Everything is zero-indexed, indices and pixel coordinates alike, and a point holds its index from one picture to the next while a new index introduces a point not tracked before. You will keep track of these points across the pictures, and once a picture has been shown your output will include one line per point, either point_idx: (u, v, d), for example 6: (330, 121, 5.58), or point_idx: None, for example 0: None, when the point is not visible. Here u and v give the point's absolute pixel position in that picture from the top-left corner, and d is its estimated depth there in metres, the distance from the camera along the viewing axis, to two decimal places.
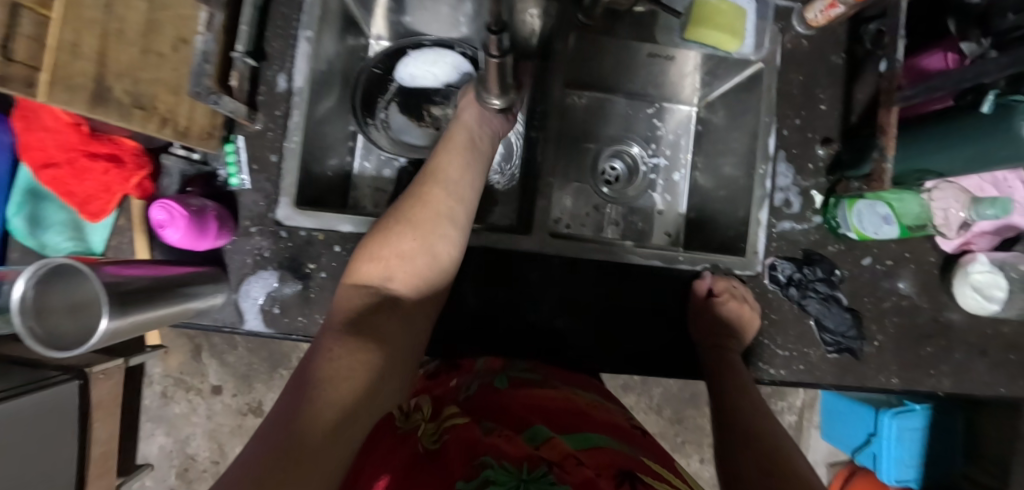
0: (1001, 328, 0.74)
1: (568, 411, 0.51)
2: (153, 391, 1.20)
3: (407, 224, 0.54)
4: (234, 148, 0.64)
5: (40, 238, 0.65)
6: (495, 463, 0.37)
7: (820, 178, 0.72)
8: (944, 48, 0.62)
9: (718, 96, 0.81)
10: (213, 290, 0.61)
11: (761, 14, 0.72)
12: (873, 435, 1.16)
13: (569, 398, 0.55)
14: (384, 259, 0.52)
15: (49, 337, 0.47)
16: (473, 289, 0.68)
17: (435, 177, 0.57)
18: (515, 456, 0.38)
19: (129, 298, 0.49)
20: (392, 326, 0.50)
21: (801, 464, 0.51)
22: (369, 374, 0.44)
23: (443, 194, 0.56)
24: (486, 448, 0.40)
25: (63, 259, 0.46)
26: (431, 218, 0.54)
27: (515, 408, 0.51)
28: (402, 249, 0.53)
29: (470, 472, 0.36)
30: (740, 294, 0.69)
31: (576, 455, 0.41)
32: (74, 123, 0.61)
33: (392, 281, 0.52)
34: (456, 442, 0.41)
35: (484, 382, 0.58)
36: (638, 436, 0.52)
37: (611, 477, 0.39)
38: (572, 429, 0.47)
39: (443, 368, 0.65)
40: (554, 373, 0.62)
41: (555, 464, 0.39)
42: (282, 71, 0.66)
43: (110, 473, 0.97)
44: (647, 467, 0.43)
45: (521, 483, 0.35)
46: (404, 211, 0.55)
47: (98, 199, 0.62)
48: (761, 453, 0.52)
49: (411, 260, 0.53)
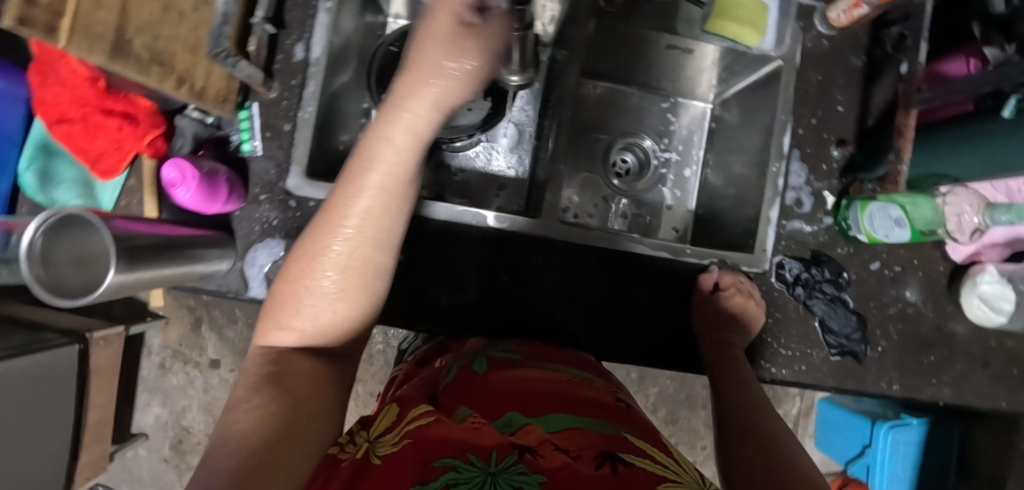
0: (1004, 342, 0.74)
1: (545, 392, 0.52)
2: (151, 362, 1.19)
3: (324, 279, 0.41)
4: (248, 115, 0.64)
5: (50, 194, 0.65)
6: (460, 463, 0.37)
7: (832, 180, 0.72)
8: (967, 54, 0.62)
9: (734, 94, 0.80)
10: (219, 255, 0.61)
11: (783, 11, 0.71)
12: (868, 447, 1.12)
13: (548, 376, 0.56)
14: (300, 319, 0.42)
15: (55, 287, 0.48)
16: (467, 273, 0.68)
17: (355, 221, 0.40)
18: (482, 448, 0.39)
19: (138, 253, 0.50)
20: (312, 383, 0.40)
21: (799, 456, 0.49)
22: (302, 428, 0.36)
23: (374, 230, 0.41)
24: (453, 445, 0.39)
25: (72, 209, 0.47)
26: (359, 257, 0.41)
27: (490, 393, 0.52)
28: (322, 303, 0.41)
29: (431, 474, 0.36)
30: (747, 289, 0.69)
31: (551, 438, 0.43)
32: (91, 77, 0.61)
33: (316, 335, 0.43)
34: (420, 439, 0.41)
35: (463, 365, 0.59)
36: (621, 411, 0.52)
37: (590, 458, 0.40)
38: (547, 411, 0.48)
39: (431, 352, 0.68)
40: (539, 353, 0.62)
41: (528, 451, 0.40)
42: (300, 40, 0.66)
43: (106, 439, 0.98)
44: (627, 444, 0.44)
45: (488, 477, 0.36)
46: (317, 262, 0.41)
47: (111, 157, 0.63)
48: (759, 445, 0.52)
49: (336, 309, 0.42)
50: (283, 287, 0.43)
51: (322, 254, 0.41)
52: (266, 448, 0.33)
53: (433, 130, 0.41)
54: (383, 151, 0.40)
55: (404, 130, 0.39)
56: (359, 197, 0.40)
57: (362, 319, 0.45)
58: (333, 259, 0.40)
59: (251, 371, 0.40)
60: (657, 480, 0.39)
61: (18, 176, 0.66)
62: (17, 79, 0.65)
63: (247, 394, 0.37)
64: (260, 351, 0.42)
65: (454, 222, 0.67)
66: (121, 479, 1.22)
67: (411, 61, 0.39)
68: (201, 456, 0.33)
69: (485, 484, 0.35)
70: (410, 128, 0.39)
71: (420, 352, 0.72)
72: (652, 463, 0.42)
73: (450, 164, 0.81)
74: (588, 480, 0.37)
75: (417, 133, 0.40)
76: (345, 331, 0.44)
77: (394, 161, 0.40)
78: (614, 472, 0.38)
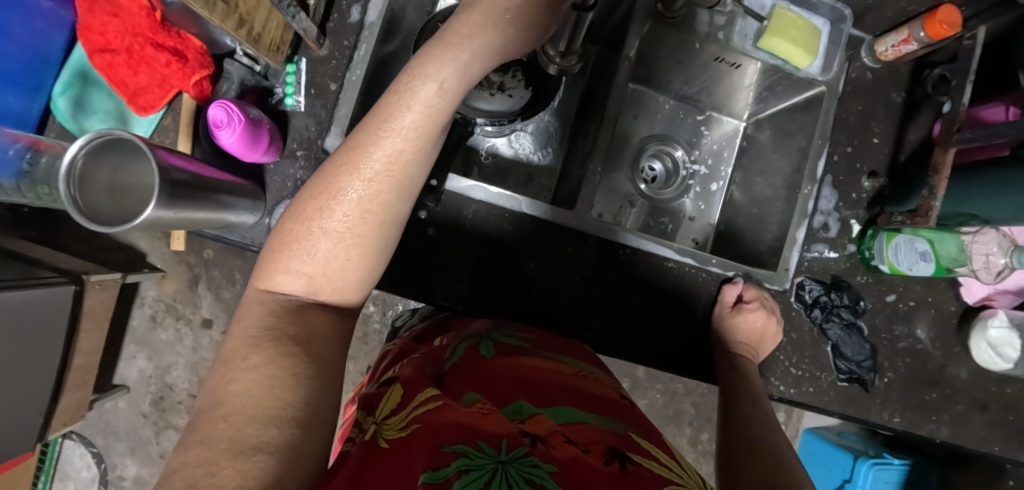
0: (1005, 388, 0.75)
1: (552, 381, 0.48)
2: (142, 314, 1.07)
3: (339, 221, 0.36)
4: (295, 69, 0.64)
5: (81, 123, 0.65)
6: (471, 449, 0.32)
7: (860, 209, 0.74)
8: (1007, 102, 0.63)
9: (769, 115, 0.80)
10: (250, 207, 0.61)
11: (833, 39, 0.73)
12: (847, 482, 1.08)
13: (555, 367, 0.52)
14: (308, 264, 0.36)
15: (91, 212, 0.48)
16: (484, 261, 0.68)
17: (383, 161, 0.36)
18: (491, 434, 0.34)
19: (177, 190, 0.49)
20: (320, 340, 0.35)
21: (798, 477, 0.47)
22: (314, 396, 0.32)
23: (399, 172, 0.37)
24: (461, 430, 0.34)
25: (122, 133, 0.45)
26: (373, 200, 0.36)
27: (496, 378, 0.47)
28: (335, 247, 0.36)
29: (443, 459, 0.31)
30: (769, 305, 0.70)
31: (561, 430, 0.39)
32: (149, 7, 0.59)
33: (323, 285, 0.37)
34: (428, 423, 0.36)
35: (469, 347, 0.55)
36: (624, 407, 0.48)
37: (600, 453, 0.36)
38: (557, 402, 0.44)
39: (430, 329, 0.64)
40: (545, 342, 0.59)
41: (539, 441, 0.36)
42: (357, 3, 0.66)
43: (88, 386, 0.92)
44: (632, 442, 0.40)
45: (499, 465, 0.31)
46: (335, 202, 0.36)
47: (151, 92, 0.62)
48: (763, 467, 0.50)
49: (347, 255, 0.36)
50: (290, 226, 0.37)
51: (340, 193, 0.36)
52: (267, 409, 0.29)
53: (469, 78, 0.41)
54: (417, 89, 0.38)
55: (441, 70, 0.38)
56: (388, 135, 0.37)
57: (373, 275, 0.39)
58: (350, 201, 0.36)
59: (248, 319, 0.34)
60: (664, 482, 0.36)
61: (52, 101, 0.65)
62: (65, 2, 0.63)
63: (244, 351, 0.31)
64: (257, 295, 0.36)
65: (489, 205, 0.68)
66: (96, 430, 1.08)
67: (452, 20, 0.41)
68: (194, 419, 0.29)
69: (497, 473, 0.30)
70: (452, 67, 0.39)
71: (416, 328, 0.68)
72: (658, 465, 0.38)
73: (481, 147, 0.80)
74: (601, 475, 0.33)
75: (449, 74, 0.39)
76: (356, 284, 0.38)
77: (430, 100, 0.38)
78: (623, 469, 0.35)
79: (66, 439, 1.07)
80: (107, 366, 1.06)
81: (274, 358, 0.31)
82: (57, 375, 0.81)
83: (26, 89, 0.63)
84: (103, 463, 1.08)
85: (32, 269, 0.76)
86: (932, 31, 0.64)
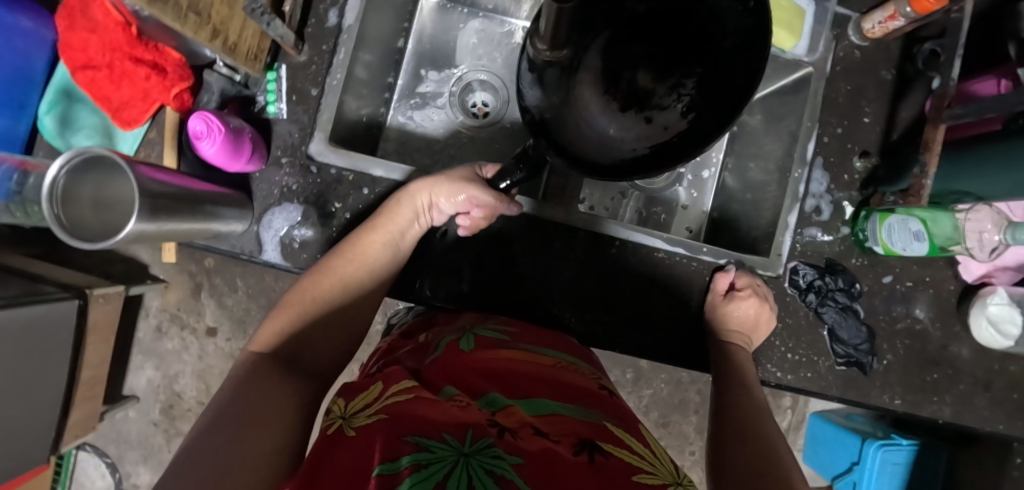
0: (1008, 366, 0.73)
1: (526, 373, 0.48)
2: (147, 324, 1.08)
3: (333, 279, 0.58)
4: (276, 76, 0.65)
5: (67, 140, 0.67)
6: (431, 442, 0.32)
7: (852, 190, 0.73)
8: (999, 75, 0.62)
9: (759, 99, 0.79)
10: (237, 215, 0.61)
11: (819, 19, 0.72)
12: (855, 464, 1.06)
13: (536, 360, 0.52)
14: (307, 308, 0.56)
15: (72, 227, 0.48)
16: (469, 262, 0.68)
17: (362, 250, 0.60)
18: (456, 426, 0.34)
19: (159, 203, 0.49)
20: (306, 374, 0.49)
21: (790, 472, 0.46)
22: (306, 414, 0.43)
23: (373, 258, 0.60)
24: (427, 423, 0.34)
25: (99, 151, 0.45)
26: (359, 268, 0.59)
27: (472, 372, 0.48)
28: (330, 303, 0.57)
29: (403, 451, 0.31)
30: (762, 292, 0.69)
31: (533, 422, 0.39)
32: (124, 22, 0.60)
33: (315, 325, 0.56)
34: (396, 415, 0.36)
35: (448, 342, 0.55)
36: (603, 398, 0.48)
37: (570, 444, 0.36)
38: (531, 394, 0.44)
39: (417, 324, 0.65)
40: (527, 335, 0.58)
41: (507, 431, 0.35)
42: (334, 6, 0.67)
43: (97, 398, 0.93)
44: (605, 431, 0.40)
45: (461, 457, 0.30)
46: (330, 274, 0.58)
47: (134, 106, 0.64)
48: (754, 463, 0.48)
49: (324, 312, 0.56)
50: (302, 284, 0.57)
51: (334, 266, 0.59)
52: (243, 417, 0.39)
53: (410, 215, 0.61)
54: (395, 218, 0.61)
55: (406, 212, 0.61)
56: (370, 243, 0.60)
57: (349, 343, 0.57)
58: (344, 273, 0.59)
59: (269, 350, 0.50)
60: (633, 471, 0.36)
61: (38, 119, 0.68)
62: (45, 21, 0.65)
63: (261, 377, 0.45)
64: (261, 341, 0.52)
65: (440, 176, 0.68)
66: (109, 440, 1.10)
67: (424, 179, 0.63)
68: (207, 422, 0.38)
69: (459, 463, 0.30)
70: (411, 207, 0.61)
71: (405, 324, 0.69)
72: (628, 454, 0.39)
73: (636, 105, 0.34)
74: (569, 464, 0.33)
75: (410, 213, 0.61)
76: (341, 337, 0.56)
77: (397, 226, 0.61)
78: (592, 460, 0.34)
79: (80, 450, 1.09)
80: (116, 377, 1.08)
81: (256, 386, 0.43)
82: (65, 390, 0.81)
83: (11, 109, 0.66)
84: (118, 472, 1.10)
85: (31, 287, 0.76)
86: (919, 6, 0.63)
